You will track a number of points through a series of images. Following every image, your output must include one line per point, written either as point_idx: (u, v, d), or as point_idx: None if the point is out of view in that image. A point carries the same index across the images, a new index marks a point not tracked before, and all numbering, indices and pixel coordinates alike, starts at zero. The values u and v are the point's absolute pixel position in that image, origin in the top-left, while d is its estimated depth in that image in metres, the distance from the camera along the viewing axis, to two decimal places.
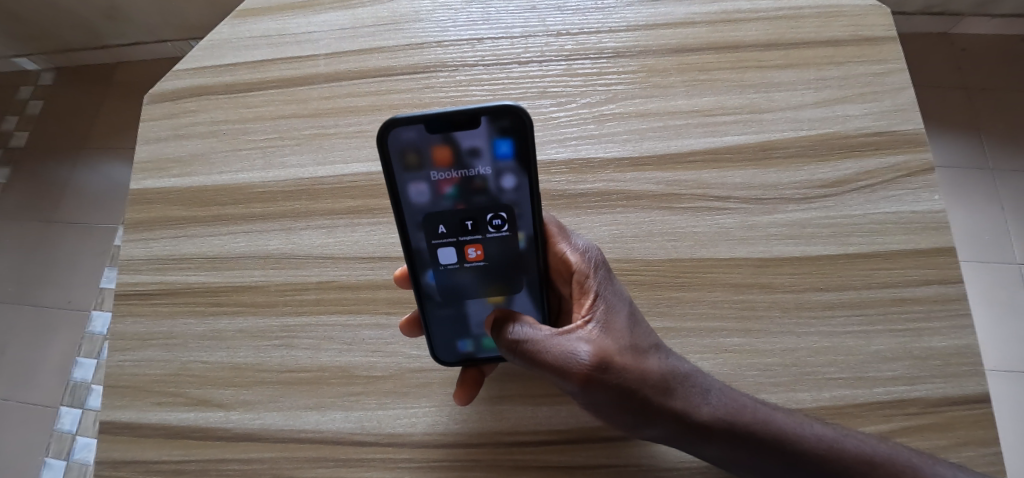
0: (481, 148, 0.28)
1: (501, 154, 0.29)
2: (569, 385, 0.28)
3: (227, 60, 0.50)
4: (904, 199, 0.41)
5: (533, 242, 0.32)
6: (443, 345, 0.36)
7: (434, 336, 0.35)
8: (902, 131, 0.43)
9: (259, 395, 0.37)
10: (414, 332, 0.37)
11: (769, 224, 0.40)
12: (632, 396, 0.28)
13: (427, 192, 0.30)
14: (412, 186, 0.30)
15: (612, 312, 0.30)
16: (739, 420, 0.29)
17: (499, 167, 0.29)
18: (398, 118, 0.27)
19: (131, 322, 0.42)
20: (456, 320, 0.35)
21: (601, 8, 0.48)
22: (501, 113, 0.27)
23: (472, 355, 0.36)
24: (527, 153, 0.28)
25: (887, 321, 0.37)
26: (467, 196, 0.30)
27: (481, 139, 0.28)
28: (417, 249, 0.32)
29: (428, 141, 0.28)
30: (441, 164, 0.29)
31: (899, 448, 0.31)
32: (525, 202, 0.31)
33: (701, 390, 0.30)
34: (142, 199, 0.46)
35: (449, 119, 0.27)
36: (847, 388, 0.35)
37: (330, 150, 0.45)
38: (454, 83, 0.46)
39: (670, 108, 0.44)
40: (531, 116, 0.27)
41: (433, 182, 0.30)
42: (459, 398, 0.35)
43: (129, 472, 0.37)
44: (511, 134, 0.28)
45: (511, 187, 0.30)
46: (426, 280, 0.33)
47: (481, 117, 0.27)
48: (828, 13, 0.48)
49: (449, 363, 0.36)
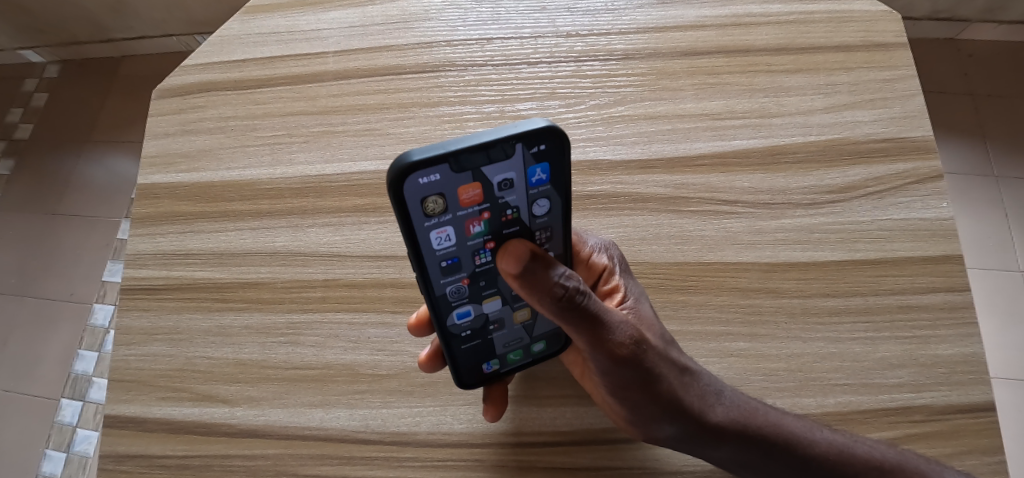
0: (513, 180, 0.26)
1: (534, 182, 0.27)
2: (605, 359, 0.28)
3: (237, 56, 0.50)
4: (912, 206, 0.40)
5: (561, 260, 0.31)
6: (465, 370, 0.35)
7: (459, 365, 0.34)
8: (911, 137, 0.43)
9: (264, 392, 0.37)
10: (434, 365, 0.36)
11: (777, 229, 0.40)
12: (657, 384, 0.29)
13: (453, 234, 0.27)
14: (438, 231, 0.27)
15: (640, 308, 0.32)
16: (750, 423, 0.30)
17: (531, 194, 0.27)
18: (421, 164, 0.23)
19: (136, 317, 0.42)
20: (482, 346, 0.34)
21: (611, 10, 0.48)
22: (536, 140, 0.24)
23: (496, 373, 0.35)
24: (560, 174, 0.27)
25: (894, 328, 0.37)
26: (496, 230, 0.28)
27: (513, 170, 0.26)
28: (442, 291, 0.30)
29: (456, 183, 0.25)
30: (469, 204, 0.26)
31: (907, 454, 0.31)
32: (556, 223, 0.29)
33: (715, 390, 0.30)
34: (150, 194, 0.46)
35: (479, 156, 0.24)
36: (852, 395, 0.35)
37: (339, 147, 0.45)
38: (462, 83, 0.46)
39: (680, 110, 0.44)
40: (567, 138, 0.25)
41: (460, 223, 0.27)
42: (490, 414, 0.35)
43: (133, 467, 0.37)
44: (545, 159, 0.26)
45: (543, 212, 0.29)
46: (451, 320, 0.32)
47: (515, 146, 0.24)
48: (838, 18, 0.48)
49: (472, 386, 0.35)
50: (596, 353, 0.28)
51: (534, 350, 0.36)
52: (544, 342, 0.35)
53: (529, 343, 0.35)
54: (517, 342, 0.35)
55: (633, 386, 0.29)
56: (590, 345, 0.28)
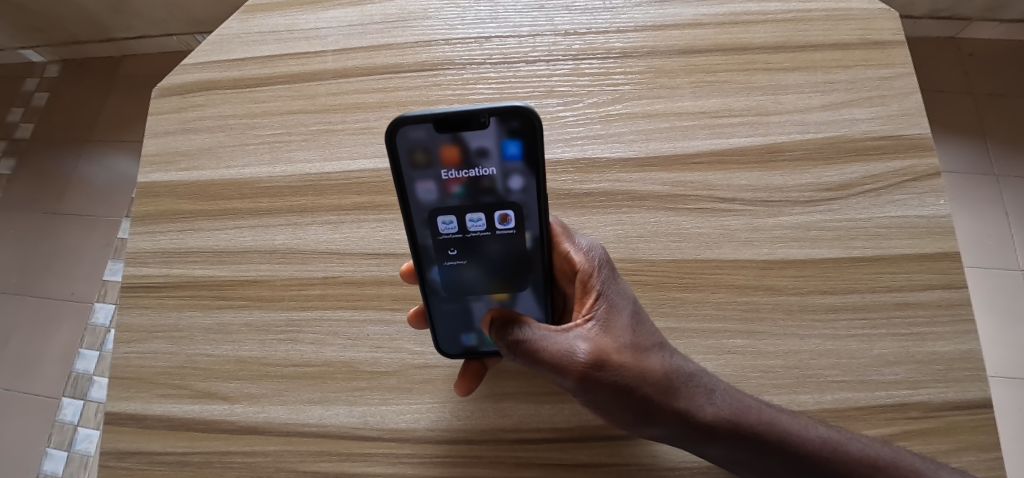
0: (488, 149, 0.27)
1: (509, 156, 0.27)
2: (570, 383, 0.29)
3: (236, 55, 0.50)
4: (909, 204, 0.41)
5: (539, 243, 0.31)
6: (446, 339, 0.36)
7: (438, 329, 0.36)
8: (909, 135, 0.43)
9: (264, 389, 0.38)
10: (420, 325, 0.37)
11: (775, 227, 0.40)
12: (636, 397, 0.29)
13: (434, 191, 0.29)
14: (419, 183, 0.28)
15: (614, 312, 0.31)
16: (741, 422, 0.29)
17: (507, 168, 0.28)
18: (405, 117, 0.25)
19: (136, 314, 0.42)
20: (462, 315, 0.35)
21: (609, 8, 0.49)
22: (510, 113, 0.25)
23: (474, 348, 0.36)
24: (535, 154, 0.27)
25: (891, 325, 0.37)
26: (473, 197, 0.29)
27: (488, 139, 0.26)
28: (423, 245, 0.31)
29: (436, 140, 0.26)
30: (448, 164, 0.27)
31: (902, 451, 0.31)
32: (533, 204, 0.29)
33: (704, 390, 0.30)
34: (150, 192, 0.46)
35: (454, 119, 0.25)
36: (849, 391, 0.35)
37: (338, 146, 0.45)
38: (461, 81, 0.46)
39: (678, 108, 0.44)
40: (539, 116, 0.25)
41: (440, 181, 0.28)
42: (460, 387, 0.35)
43: (134, 463, 0.37)
44: (519, 135, 0.26)
45: (519, 188, 0.29)
46: (432, 278, 0.33)
47: (489, 116, 0.25)
48: (837, 16, 0.48)
49: (450, 355, 0.36)
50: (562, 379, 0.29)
51: None
52: None
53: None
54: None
55: (611, 401, 0.29)
56: (553, 374, 0.30)
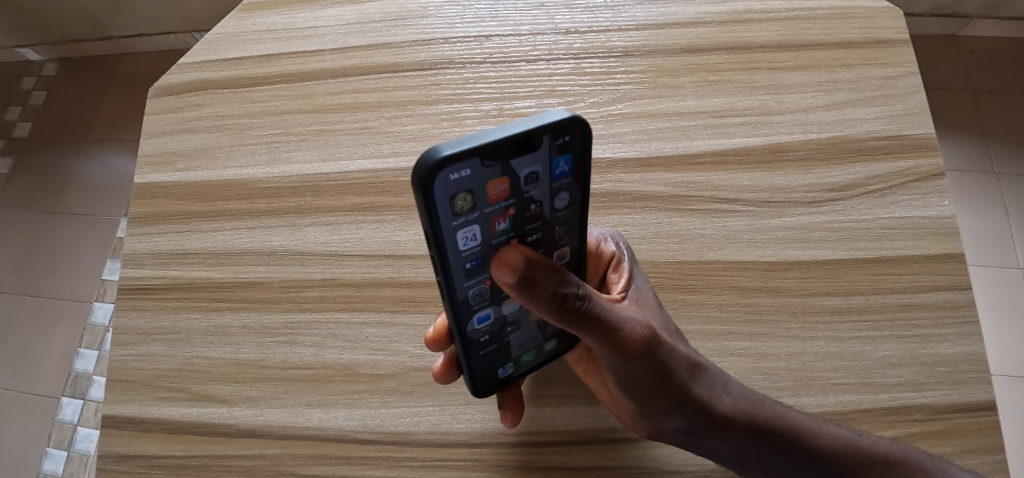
0: (539, 173, 0.24)
1: (558, 173, 0.25)
2: (617, 356, 0.28)
3: (233, 54, 0.50)
4: (913, 204, 0.40)
5: (576, 256, 0.30)
6: (482, 378, 0.33)
7: (474, 371, 0.33)
8: (913, 135, 0.43)
9: (263, 391, 0.37)
10: (447, 378, 0.35)
11: (777, 228, 0.39)
12: (667, 378, 0.29)
13: (477, 235, 0.24)
14: (461, 232, 0.24)
15: (642, 295, 0.32)
16: (758, 412, 0.30)
17: (554, 187, 0.25)
18: (453, 158, 0.20)
19: (134, 317, 0.42)
20: (496, 349, 0.33)
21: (611, 6, 0.48)
22: (565, 130, 0.22)
23: (510, 377, 0.34)
24: (583, 165, 0.25)
25: (894, 327, 0.37)
26: (518, 228, 0.26)
27: (539, 162, 0.23)
28: (463, 293, 0.28)
29: (483, 177, 0.22)
30: (495, 201, 0.23)
31: (913, 450, 0.30)
32: (575, 216, 0.28)
33: (722, 380, 0.31)
34: (147, 193, 0.46)
35: (508, 148, 0.21)
36: (852, 394, 0.34)
37: (337, 146, 0.45)
38: (461, 80, 0.46)
39: (679, 108, 0.44)
40: (593, 127, 0.23)
41: (485, 222, 0.24)
42: (509, 420, 0.34)
43: (131, 467, 0.36)
44: (571, 148, 0.24)
45: (563, 204, 0.27)
46: (470, 325, 0.30)
47: (544, 135, 0.22)
48: (839, 15, 0.47)
49: (489, 393, 0.34)
50: (611, 351, 0.28)
51: (546, 350, 0.35)
52: (555, 340, 0.35)
53: (541, 342, 0.34)
54: (531, 342, 0.34)
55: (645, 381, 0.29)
56: (603, 342, 0.27)
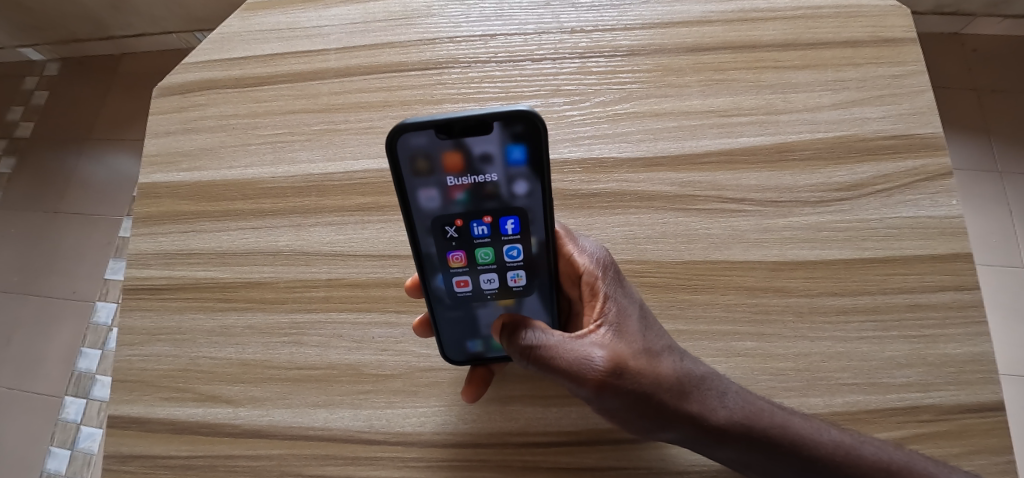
0: (492, 155, 0.25)
1: (514, 161, 0.26)
2: (586, 392, 0.28)
3: (238, 53, 0.50)
4: (920, 204, 0.40)
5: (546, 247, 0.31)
6: (450, 346, 0.36)
7: (443, 338, 0.35)
8: (921, 134, 0.42)
9: (269, 392, 0.37)
10: (425, 331, 0.37)
11: (784, 227, 0.39)
12: (651, 401, 0.28)
13: (437, 197, 0.27)
14: (421, 191, 0.27)
15: (624, 315, 0.30)
16: (754, 425, 0.29)
17: (512, 174, 0.26)
18: (407, 123, 0.24)
19: (139, 317, 0.42)
20: (466, 322, 0.35)
21: (616, 5, 0.48)
22: (514, 118, 0.24)
23: (480, 354, 0.36)
24: (540, 158, 0.25)
25: (901, 327, 0.36)
26: (478, 204, 0.28)
27: (493, 145, 0.25)
28: (427, 252, 0.30)
29: (438, 145, 0.25)
30: (451, 171, 0.26)
31: (915, 455, 0.30)
32: (538, 208, 0.28)
33: (717, 392, 0.30)
34: (152, 193, 0.46)
35: (456, 124, 0.24)
36: (860, 394, 0.34)
37: (342, 145, 0.45)
38: (466, 79, 0.45)
39: (685, 107, 0.44)
40: (544, 122, 0.24)
41: (443, 188, 0.27)
42: (467, 393, 0.35)
43: (137, 467, 0.37)
44: (523, 139, 0.25)
45: (524, 193, 0.27)
46: (436, 287, 0.32)
47: (493, 121, 0.24)
48: (846, 13, 0.47)
49: (457, 362, 0.36)
50: (581, 388, 0.28)
51: None
52: None
53: None
54: None
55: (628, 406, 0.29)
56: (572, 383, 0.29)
